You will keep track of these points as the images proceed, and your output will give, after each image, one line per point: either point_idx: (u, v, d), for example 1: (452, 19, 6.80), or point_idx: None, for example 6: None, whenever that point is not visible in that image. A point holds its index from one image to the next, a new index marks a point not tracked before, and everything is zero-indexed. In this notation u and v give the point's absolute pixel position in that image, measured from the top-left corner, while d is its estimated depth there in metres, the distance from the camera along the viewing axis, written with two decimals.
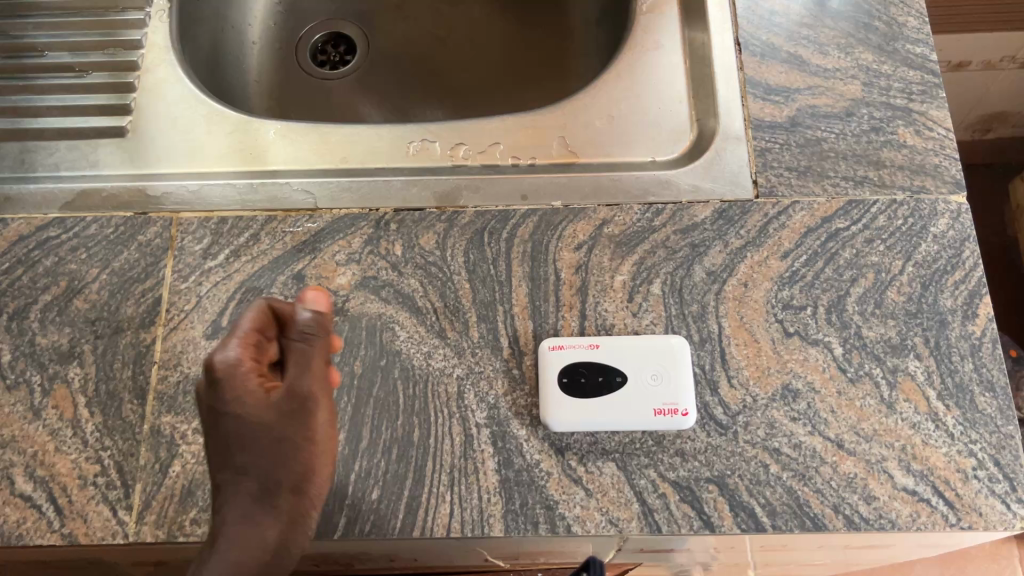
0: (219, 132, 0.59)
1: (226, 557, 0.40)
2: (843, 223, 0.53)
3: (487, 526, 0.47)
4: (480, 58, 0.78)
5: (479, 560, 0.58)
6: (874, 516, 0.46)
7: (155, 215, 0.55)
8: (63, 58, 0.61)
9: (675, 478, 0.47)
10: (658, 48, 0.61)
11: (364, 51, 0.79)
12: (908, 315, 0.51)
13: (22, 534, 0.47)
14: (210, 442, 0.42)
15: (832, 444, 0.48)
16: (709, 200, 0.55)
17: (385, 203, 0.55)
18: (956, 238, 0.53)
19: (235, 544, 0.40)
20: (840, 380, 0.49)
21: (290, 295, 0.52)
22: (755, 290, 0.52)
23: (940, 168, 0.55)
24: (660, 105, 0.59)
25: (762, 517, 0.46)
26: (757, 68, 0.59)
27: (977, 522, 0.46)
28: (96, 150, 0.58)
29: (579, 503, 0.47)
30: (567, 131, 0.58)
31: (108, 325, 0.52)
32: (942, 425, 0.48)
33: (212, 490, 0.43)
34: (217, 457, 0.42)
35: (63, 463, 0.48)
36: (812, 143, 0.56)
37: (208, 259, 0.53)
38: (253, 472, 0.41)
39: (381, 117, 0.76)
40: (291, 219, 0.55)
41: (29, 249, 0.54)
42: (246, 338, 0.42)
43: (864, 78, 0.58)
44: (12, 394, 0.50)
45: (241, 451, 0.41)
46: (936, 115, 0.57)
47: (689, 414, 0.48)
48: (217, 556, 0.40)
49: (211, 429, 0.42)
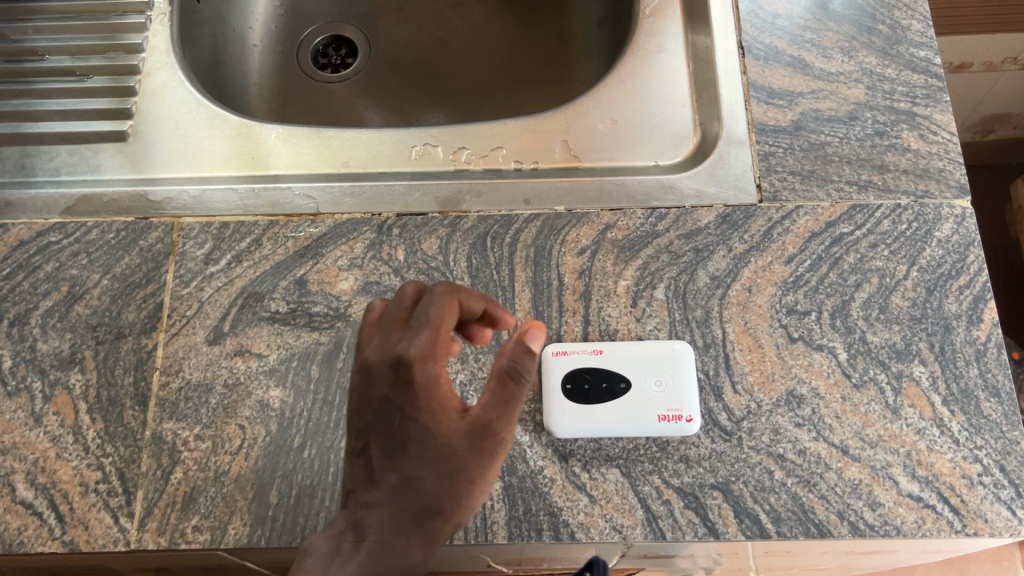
0: (220, 135, 0.58)
1: (370, 565, 0.39)
2: (848, 227, 0.53)
3: (491, 533, 0.47)
4: (482, 61, 0.77)
5: (482, 566, 0.58)
6: (879, 523, 0.46)
7: (156, 220, 0.55)
8: (63, 62, 0.61)
9: (679, 485, 0.47)
10: (661, 52, 0.61)
11: (365, 54, 0.79)
12: (913, 320, 0.50)
13: (24, 542, 0.46)
14: (377, 436, 0.40)
15: (837, 450, 0.48)
16: (712, 205, 0.54)
17: (387, 208, 0.55)
18: (960, 243, 0.52)
19: (383, 556, 0.39)
20: (845, 386, 0.49)
21: (292, 300, 0.52)
22: (759, 295, 0.51)
23: (944, 172, 0.55)
24: (664, 109, 0.59)
25: (766, 524, 0.46)
26: (760, 71, 0.59)
27: (983, 528, 0.46)
28: (97, 154, 0.58)
29: (583, 509, 0.47)
30: (571, 135, 0.58)
31: (110, 330, 0.51)
32: (947, 430, 0.48)
33: (357, 477, 0.41)
34: (382, 455, 0.40)
35: (64, 470, 0.48)
36: (816, 147, 0.56)
37: (210, 264, 0.53)
38: (419, 487, 0.40)
39: (383, 120, 0.75)
40: (293, 224, 0.54)
41: (29, 254, 0.54)
42: (443, 343, 0.40)
43: (868, 81, 0.58)
44: (13, 401, 0.50)
45: (418, 464, 0.40)
46: (941, 118, 0.56)
47: (693, 420, 0.48)
48: (363, 561, 0.39)
49: (383, 424, 0.40)
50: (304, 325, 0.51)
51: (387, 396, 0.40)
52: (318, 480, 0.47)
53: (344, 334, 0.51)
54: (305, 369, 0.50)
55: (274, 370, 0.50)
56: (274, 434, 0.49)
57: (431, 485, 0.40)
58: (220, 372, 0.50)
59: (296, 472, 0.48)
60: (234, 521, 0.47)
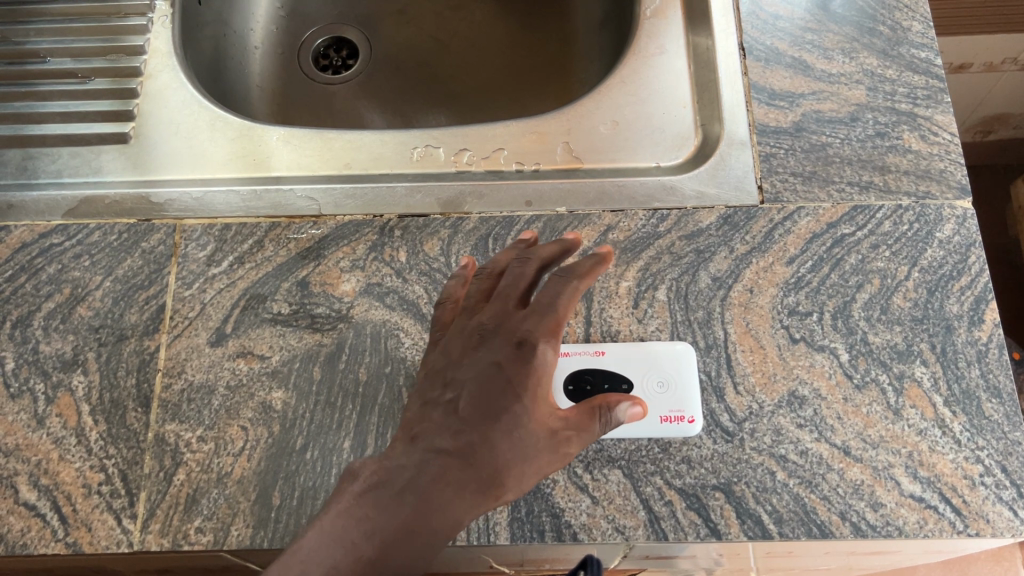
0: (222, 138, 0.59)
1: (421, 510, 0.36)
2: (849, 228, 0.53)
3: (493, 534, 0.47)
4: (483, 62, 0.77)
5: (484, 567, 0.58)
6: (881, 524, 0.46)
7: (159, 222, 0.55)
8: (65, 64, 0.61)
9: (681, 486, 0.47)
10: (662, 53, 0.61)
11: (366, 55, 0.79)
12: (914, 321, 0.50)
13: (27, 543, 0.47)
14: (471, 395, 0.40)
15: (838, 451, 0.48)
16: (713, 206, 0.55)
17: (389, 210, 0.55)
18: (961, 244, 0.52)
19: (435, 507, 0.36)
20: (847, 387, 0.49)
21: (294, 302, 0.52)
22: (761, 296, 0.52)
23: (945, 173, 0.55)
24: (665, 110, 0.59)
25: (768, 525, 0.46)
26: (761, 73, 0.59)
27: (985, 529, 0.46)
28: (98, 156, 0.58)
29: (585, 511, 0.47)
30: (572, 136, 0.58)
31: (112, 332, 0.52)
32: (949, 431, 0.48)
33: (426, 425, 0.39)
34: (468, 413, 0.39)
35: (67, 472, 0.48)
36: (817, 148, 0.56)
37: (212, 266, 0.53)
38: (492, 457, 0.38)
39: (384, 121, 0.75)
40: (295, 226, 0.54)
41: (32, 256, 0.54)
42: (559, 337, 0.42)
43: (869, 83, 0.58)
44: (16, 403, 0.50)
45: (502, 435, 0.39)
46: (942, 119, 0.56)
47: (694, 421, 0.48)
48: (417, 504, 0.36)
49: (484, 387, 0.40)
50: (307, 326, 0.52)
51: (499, 364, 0.40)
52: (320, 481, 0.48)
53: (346, 336, 0.51)
54: (307, 371, 0.50)
55: (277, 371, 0.50)
56: (276, 436, 0.49)
57: (508, 460, 0.38)
58: (222, 374, 0.50)
59: (299, 474, 0.48)
60: (237, 522, 0.47)
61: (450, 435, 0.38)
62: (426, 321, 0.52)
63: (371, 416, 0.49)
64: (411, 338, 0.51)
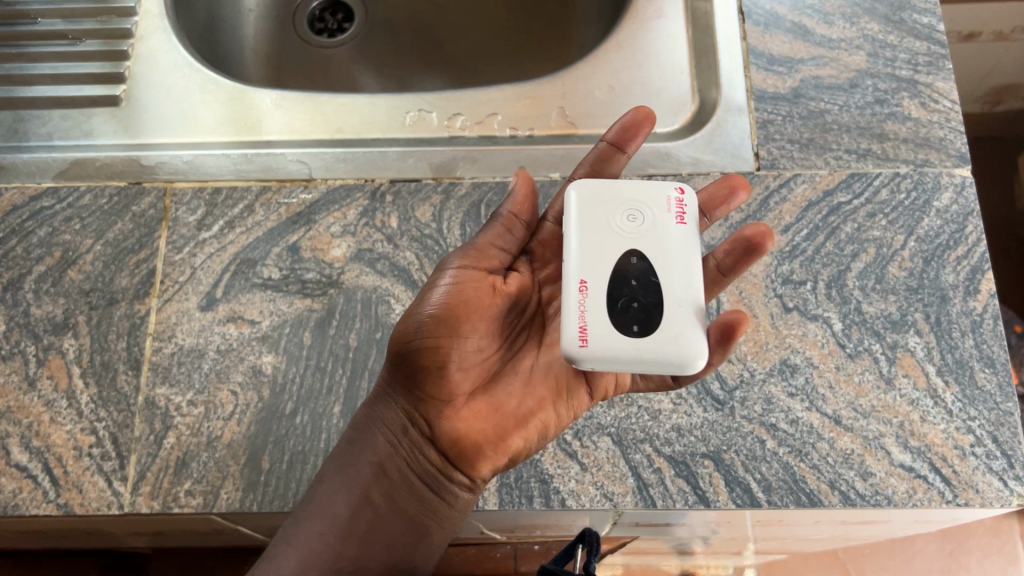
0: (213, 101, 0.58)
1: (328, 464, 0.46)
2: (845, 196, 0.53)
3: (482, 499, 0.47)
4: (482, 25, 0.76)
5: (477, 530, 0.59)
6: (871, 493, 0.46)
7: (149, 185, 0.55)
8: (56, 25, 0.61)
9: (671, 453, 0.47)
10: (660, 17, 0.60)
11: (364, 18, 0.78)
12: (909, 290, 0.50)
13: (18, 504, 0.47)
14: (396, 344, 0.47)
15: (829, 420, 0.47)
16: (709, 172, 0.54)
17: (381, 174, 0.55)
18: (959, 213, 0.52)
19: (336, 458, 0.46)
20: (839, 356, 0.49)
21: (285, 267, 0.52)
22: (755, 264, 0.51)
23: (945, 141, 0.54)
24: (662, 75, 0.58)
25: (757, 493, 0.46)
26: (760, 38, 0.58)
27: (974, 498, 0.46)
28: (89, 119, 0.58)
29: (574, 477, 0.47)
30: (568, 102, 0.57)
31: (103, 296, 0.51)
32: (941, 401, 0.48)
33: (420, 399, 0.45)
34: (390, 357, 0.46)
35: (58, 434, 0.48)
36: (815, 115, 0.55)
37: (202, 231, 0.53)
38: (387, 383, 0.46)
39: (380, 86, 0.75)
40: (285, 190, 0.54)
41: (23, 219, 0.54)
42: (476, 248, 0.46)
43: (869, 48, 0.57)
44: (7, 365, 0.50)
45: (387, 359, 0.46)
46: (942, 87, 0.56)
47: (673, 198, 0.45)
48: (328, 461, 0.46)
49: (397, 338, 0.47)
50: (298, 292, 0.51)
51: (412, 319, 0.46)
52: (309, 446, 0.48)
53: (337, 301, 0.51)
54: (297, 336, 0.50)
55: (267, 336, 0.50)
56: (266, 400, 0.49)
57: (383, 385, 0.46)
58: (212, 338, 0.50)
59: (288, 439, 0.48)
60: (226, 485, 0.47)
61: (394, 384, 0.46)
62: (418, 287, 0.51)
63: (361, 381, 0.49)
64: (401, 304, 0.51)
